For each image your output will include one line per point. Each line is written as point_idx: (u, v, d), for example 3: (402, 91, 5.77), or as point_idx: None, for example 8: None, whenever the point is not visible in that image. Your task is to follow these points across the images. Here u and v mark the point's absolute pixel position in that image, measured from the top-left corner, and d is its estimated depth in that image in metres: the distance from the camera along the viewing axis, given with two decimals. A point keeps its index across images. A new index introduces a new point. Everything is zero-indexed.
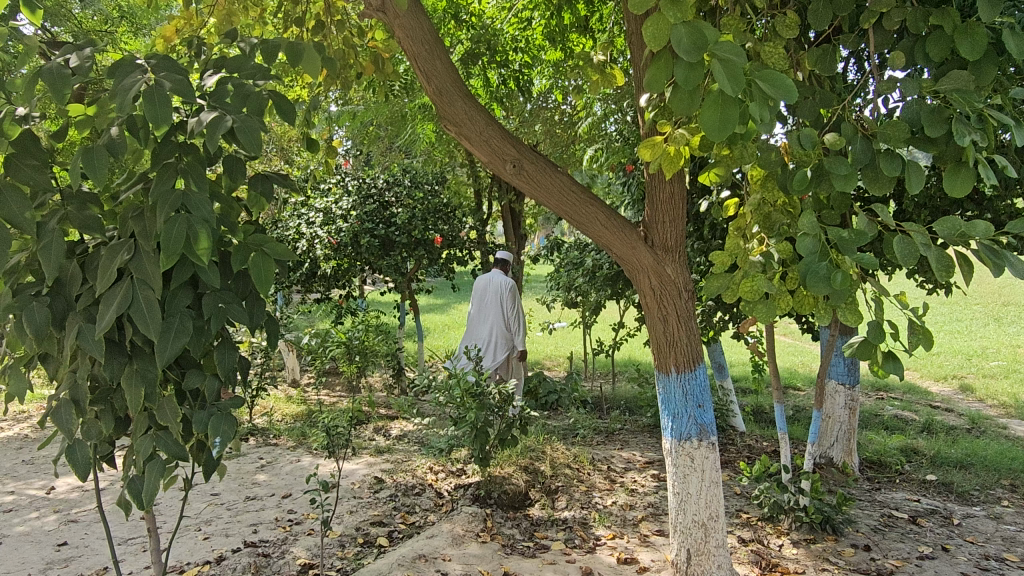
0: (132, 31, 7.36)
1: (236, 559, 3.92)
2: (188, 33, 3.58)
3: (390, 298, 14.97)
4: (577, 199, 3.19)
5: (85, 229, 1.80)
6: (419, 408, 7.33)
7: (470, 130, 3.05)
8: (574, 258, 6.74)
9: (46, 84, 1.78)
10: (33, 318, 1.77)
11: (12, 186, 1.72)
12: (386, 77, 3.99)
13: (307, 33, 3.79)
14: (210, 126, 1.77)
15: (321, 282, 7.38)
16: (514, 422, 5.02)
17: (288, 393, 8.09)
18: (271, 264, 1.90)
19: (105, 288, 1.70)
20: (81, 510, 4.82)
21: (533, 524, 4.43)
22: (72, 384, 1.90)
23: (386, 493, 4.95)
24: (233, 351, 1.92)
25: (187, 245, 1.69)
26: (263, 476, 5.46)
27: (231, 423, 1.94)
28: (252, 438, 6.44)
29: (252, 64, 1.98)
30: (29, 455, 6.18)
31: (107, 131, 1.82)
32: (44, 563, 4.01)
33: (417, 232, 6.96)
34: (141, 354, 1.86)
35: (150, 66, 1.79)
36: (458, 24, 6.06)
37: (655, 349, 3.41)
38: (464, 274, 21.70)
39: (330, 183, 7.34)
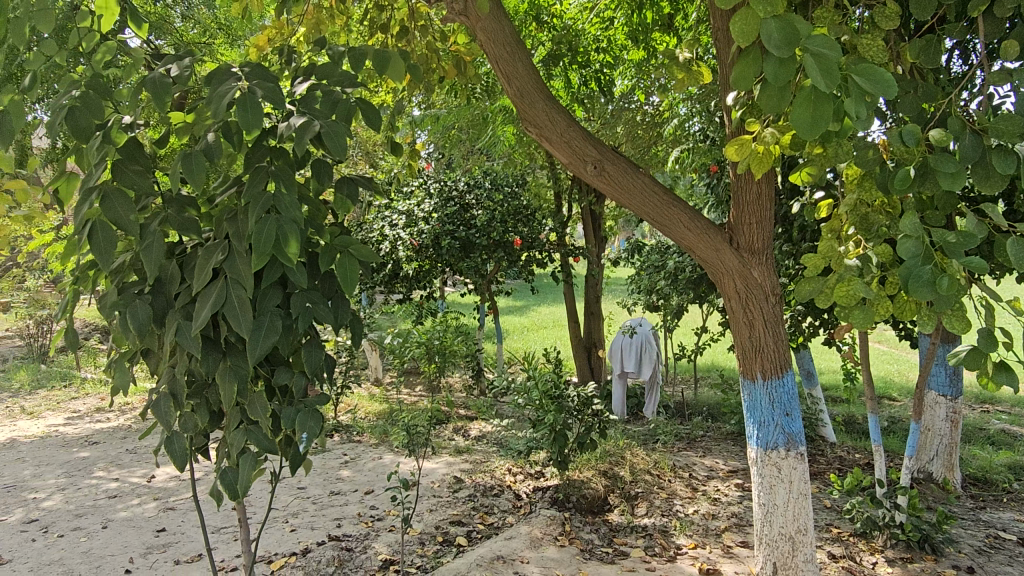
0: (228, 43, 7.68)
1: (320, 552, 4.03)
2: (280, 42, 3.66)
3: (470, 301, 15.28)
4: (660, 201, 3.13)
5: (183, 231, 1.89)
6: (498, 410, 7.39)
7: (550, 131, 3.03)
8: (655, 260, 6.66)
9: (148, 93, 1.87)
10: (136, 315, 1.86)
11: (119, 190, 1.81)
12: (467, 80, 3.99)
13: (392, 39, 3.79)
14: (298, 131, 1.81)
15: (403, 283, 7.49)
16: (593, 426, 5.00)
17: (371, 392, 8.31)
18: (357, 266, 1.94)
19: (202, 287, 1.77)
20: (178, 498, 5.09)
21: (612, 529, 4.38)
22: (171, 378, 1.98)
23: (464, 492, 5.00)
24: (320, 350, 1.96)
25: (276, 246, 1.75)
26: (347, 472, 5.62)
27: (318, 419, 1.97)
28: (337, 435, 6.66)
29: (340, 72, 2.04)
30: (133, 444, 6.58)
31: (205, 137, 1.89)
32: (144, 548, 4.24)
33: (497, 234, 6.98)
34: (234, 350, 1.92)
35: (244, 75, 1.86)
36: (539, 26, 6.06)
37: (740, 354, 3.30)
38: (544, 276, 21.72)
39: (413, 185, 7.52)
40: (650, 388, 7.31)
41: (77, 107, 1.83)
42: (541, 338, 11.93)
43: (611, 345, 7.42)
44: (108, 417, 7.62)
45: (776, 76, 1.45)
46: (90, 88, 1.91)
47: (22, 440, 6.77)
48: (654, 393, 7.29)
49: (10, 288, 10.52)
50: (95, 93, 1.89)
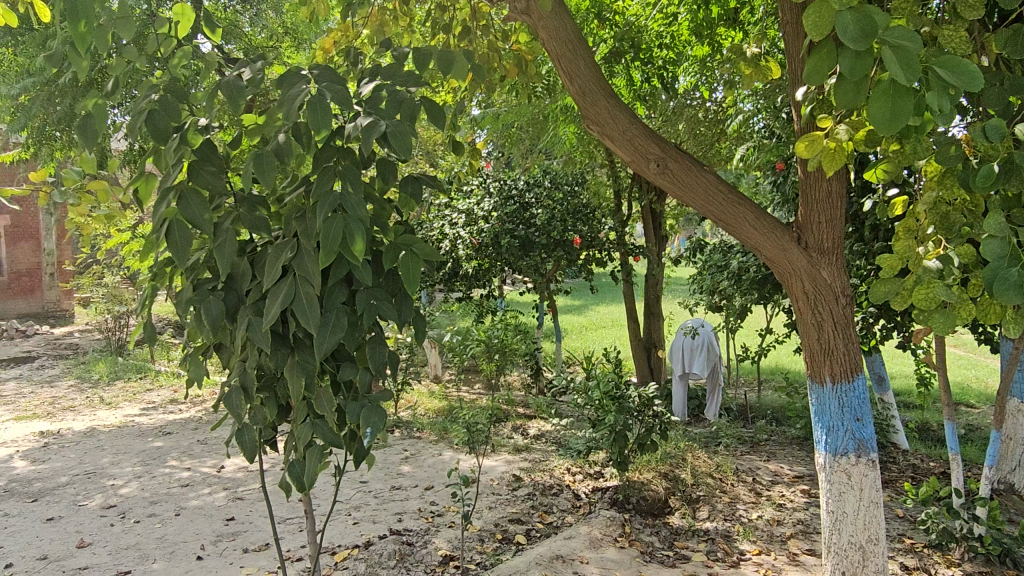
0: (294, 46, 7.87)
1: (382, 545, 4.10)
2: (345, 44, 3.74)
3: (528, 300, 15.29)
4: (725, 200, 3.07)
5: (254, 230, 1.94)
6: (557, 409, 7.38)
7: (612, 129, 3.00)
8: (718, 260, 6.54)
9: (223, 95, 1.93)
10: (210, 310, 1.93)
11: (195, 190, 1.88)
12: (528, 79, 3.98)
13: (454, 39, 3.82)
14: (365, 131, 1.84)
15: (462, 281, 7.56)
16: (654, 428, 4.93)
17: (431, 389, 8.40)
18: (420, 263, 1.97)
19: (272, 284, 1.81)
20: (246, 489, 5.25)
21: (673, 532, 4.32)
22: (241, 371, 2.03)
23: (523, 491, 5.01)
24: (384, 347, 1.99)
25: (342, 243, 1.79)
26: (407, 467, 5.70)
27: (381, 415, 2.01)
28: (398, 431, 6.76)
29: (405, 73, 2.07)
30: (204, 435, 6.82)
31: (276, 138, 1.95)
32: (215, 536, 4.39)
33: (556, 233, 6.93)
34: (301, 346, 1.97)
35: (313, 77, 1.91)
36: (601, 23, 6.00)
37: (808, 357, 3.21)
38: (603, 276, 21.57)
39: (472, 184, 7.58)
40: (712, 388, 7.17)
41: (156, 110, 1.90)
42: (600, 337, 11.85)
43: (672, 345, 7.32)
44: (180, 408, 7.92)
45: (853, 70, 1.43)
46: (168, 92, 1.98)
47: (102, 429, 7.10)
48: (715, 394, 7.15)
49: (91, 284, 11.03)
50: (173, 97, 1.96)
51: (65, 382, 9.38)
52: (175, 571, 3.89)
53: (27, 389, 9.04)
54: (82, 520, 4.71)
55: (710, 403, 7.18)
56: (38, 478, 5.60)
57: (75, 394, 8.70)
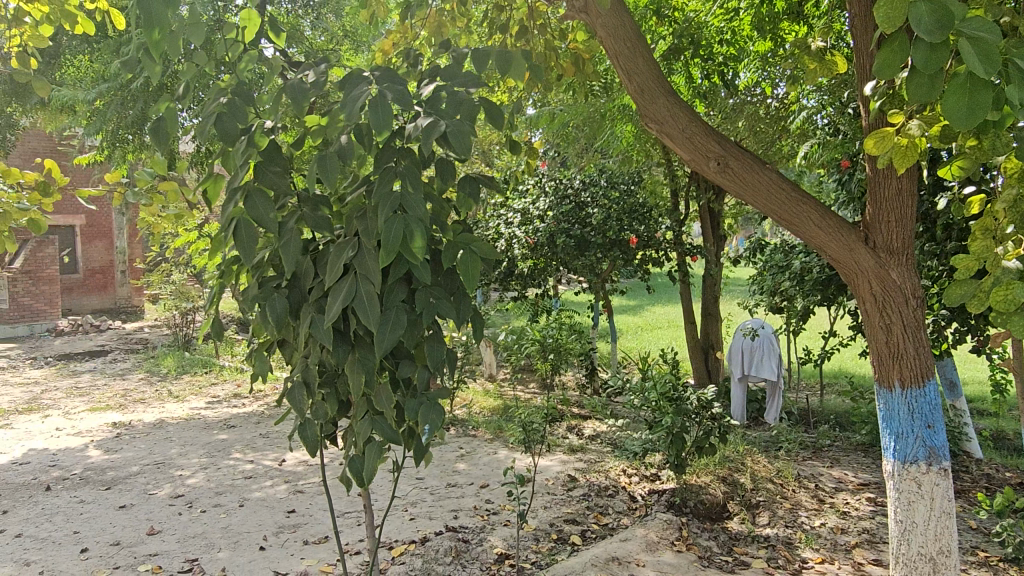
0: (353, 49, 8.01)
1: (439, 542, 4.14)
2: (404, 45, 3.79)
3: (583, 300, 15.23)
4: (789, 198, 3.00)
5: (317, 229, 1.98)
6: (612, 410, 7.33)
7: (672, 127, 2.96)
8: (779, 260, 6.39)
9: (288, 98, 1.97)
10: (274, 307, 1.97)
11: (260, 190, 1.93)
12: (585, 77, 3.94)
13: (511, 39, 3.83)
14: (425, 131, 1.86)
15: (517, 281, 7.57)
16: (713, 430, 4.85)
17: (486, 388, 8.45)
18: (478, 262, 1.98)
19: (334, 283, 1.85)
20: (306, 482, 5.37)
21: (732, 538, 4.25)
22: (304, 367, 2.08)
23: (579, 491, 4.99)
24: (442, 344, 2.00)
25: (403, 242, 1.81)
26: (463, 465, 5.74)
27: (439, 412, 2.03)
28: (453, 429, 6.82)
29: (464, 73, 2.08)
30: (266, 429, 7.01)
31: (338, 139, 1.98)
32: (277, 527, 4.50)
33: (612, 232, 6.86)
34: (362, 343, 2.00)
35: (374, 78, 1.93)
36: (660, 20, 5.93)
37: (876, 360, 3.11)
38: (658, 276, 21.34)
39: (528, 184, 7.61)
40: (772, 391, 7.02)
41: (224, 113, 1.96)
42: (655, 338, 11.72)
43: (731, 347, 7.18)
44: (244, 402, 8.16)
45: (927, 63, 1.40)
46: (235, 95, 2.04)
47: (170, 421, 7.37)
48: (775, 398, 7.00)
49: (160, 281, 11.46)
50: (240, 100, 2.02)
51: (136, 376, 9.77)
52: (239, 561, 4.01)
53: (101, 381, 9.44)
54: (152, 508, 4.90)
55: (771, 407, 7.03)
56: (111, 467, 5.84)
57: (145, 387, 9.05)
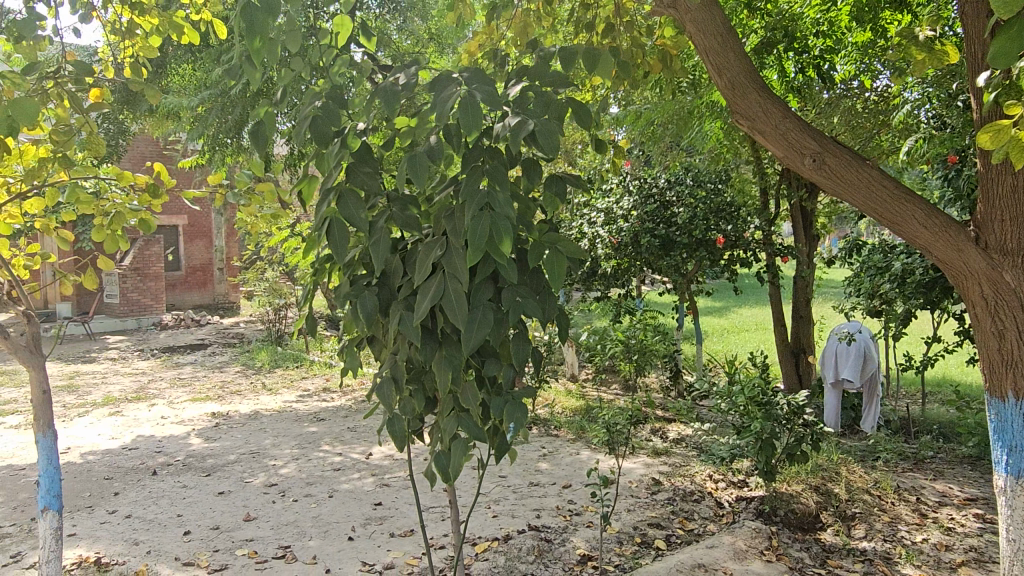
0: (438, 51, 8.14)
1: (521, 540, 4.16)
2: (489, 46, 3.82)
3: (666, 301, 14.97)
4: (890, 196, 2.84)
5: (406, 228, 2.02)
6: (698, 413, 7.17)
7: (763, 123, 2.88)
8: (878, 261, 6.12)
9: (380, 100, 2.02)
10: (365, 304, 2.02)
11: (352, 191, 1.98)
12: (675, 74, 3.79)
13: (597, 37, 3.79)
14: (514, 131, 1.87)
15: (600, 281, 7.51)
16: (805, 437, 4.68)
17: (569, 388, 8.42)
18: (563, 261, 1.98)
19: (422, 282, 1.88)
20: (392, 476, 5.50)
21: (825, 549, 4.09)
22: (393, 363, 2.12)
23: (663, 495, 4.91)
24: (527, 343, 2.00)
25: (490, 241, 1.82)
26: (545, 464, 5.75)
27: (524, 411, 2.03)
28: (536, 428, 6.84)
29: (552, 72, 2.08)
30: (354, 423, 7.22)
31: (428, 140, 2.02)
32: (364, 518, 4.63)
33: (699, 232, 6.71)
34: (449, 340, 2.02)
35: (463, 79, 1.96)
36: (751, 13, 5.77)
37: (988, 368, 2.96)
38: (746, 278, 20.74)
39: (612, 183, 7.54)
40: (869, 398, 6.70)
41: (319, 116, 2.03)
42: (743, 341, 11.40)
43: (824, 350, 6.89)
44: (332, 397, 8.42)
45: None
46: (330, 98, 2.10)
47: (264, 412, 7.70)
48: (872, 405, 6.68)
49: (255, 278, 11.98)
50: (334, 103, 2.08)
51: (233, 368, 10.25)
52: (329, 549, 4.15)
53: (202, 373, 9.96)
54: (248, 496, 5.13)
55: (868, 414, 6.71)
56: (210, 455, 6.15)
57: (241, 379, 9.49)
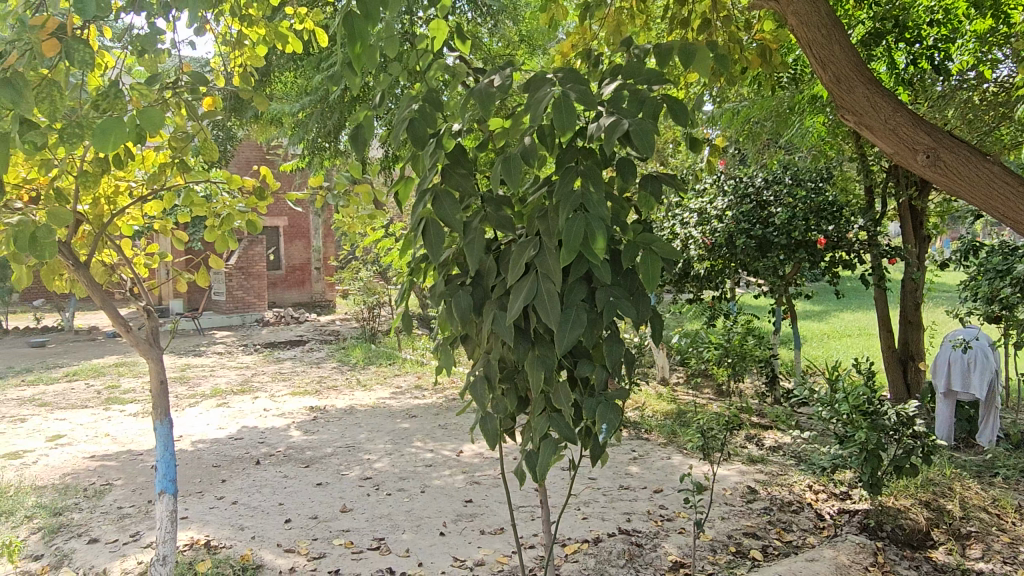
0: (529, 53, 8.17)
1: (612, 543, 4.13)
2: (582, 47, 3.81)
3: (762, 304, 14.52)
4: (1014, 193, 2.66)
5: (500, 229, 2.03)
6: (797, 421, 6.91)
7: (872, 118, 2.74)
8: (997, 264, 5.74)
9: (475, 102, 2.05)
10: (460, 303, 2.05)
11: (447, 191, 2.01)
12: (774, 70, 3.59)
13: (693, 33, 3.71)
14: (609, 130, 1.85)
15: (693, 282, 7.46)
16: (915, 450, 4.43)
17: (660, 391, 8.29)
18: (659, 261, 1.94)
19: (516, 281, 1.88)
20: (483, 474, 5.57)
21: (937, 569, 3.86)
22: (486, 362, 2.15)
23: (759, 504, 4.76)
24: (621, 345, 1.98)
25: (584, 241, 1.80)
26: (636, 468, 5.68)
27: (617, 412, 2.00)
28: (626, 431, 6.77)
29: (647, 70, 2.05)
30: (445, 420, 7.35)
31: (522, 141, 2.02)
32: (455, 515, 4.71)
33: (798, 233, 6.46)
34: (542, 340, 2.03)
35: (557, 80, 1.96)
36: (857, 4, 5.53)
37: None
38: (848, 280, 19.84)
39: (705, 183, 7.45)
40: (987, 409, 6.29)
41: (416, 119, 2.07)
42: (845, 346, 10.91)
43: (935, 357, 6.51)
44: (424, 394, 8.61)
45: None
46: (426, 101, 2.14)
47: (359, 407, 7.95)
48: (989, 418, 6.27)
49: (351, 278, 12.38)
50: (430, 106, 2.11)
51: (330, 364, 10.63)
52: (422, 543, 4.24)
53: (301, 368, 10.39)
54: (344, 488, 5.30)
55: (985, 428, 6.31)
56: (309, 447, 6.40)
57: (338, 375, 9.82)
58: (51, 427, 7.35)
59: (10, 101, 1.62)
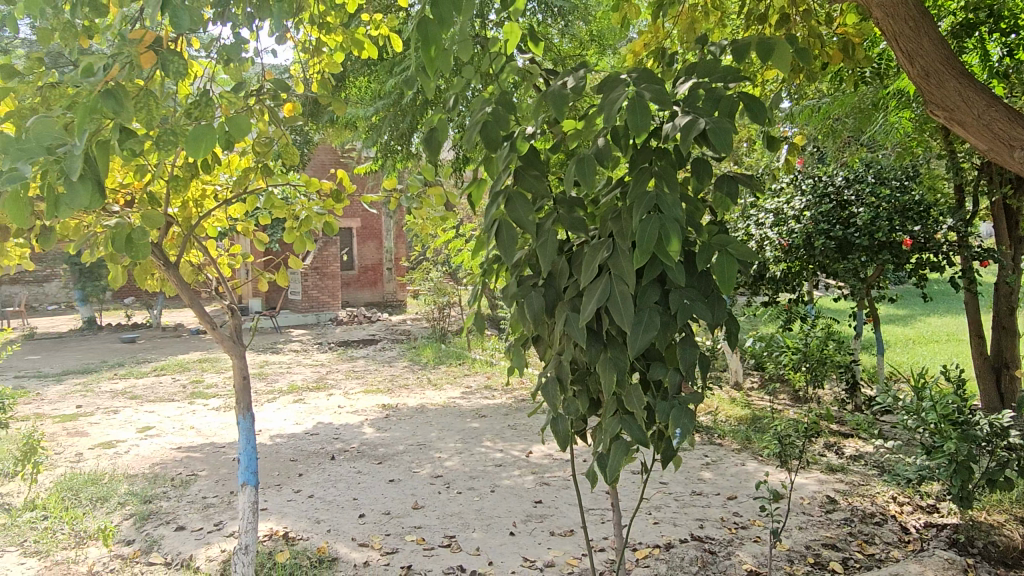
0: (600, 52, 8.11)
1: (684, 549, 4.06)
2: (655, 45, 3.76)
3: (842, 308, 14.01)
4: None
5: (573, 230, 2.03)
6: (880, 429, 6.63)
7: (964, 114, 2.62)
8: None
9: (549, 104, 2.05)
10: (532, 305, 2.06)
11: (520, 193, 2.02)
12: (857, 64, 3.50)
13: (771, 29, 3.62)
14: (684, 130, 1.82)
15: (769, 285, 7.27)
16: (1010, 463, 4.19)
17: (733, 395, 8.11)
18: (735, 263, 1.89)
19: (588, 283, 1.88)
20: (552, 475, 5.57)
21: None
22: (557, 363, 2.15)
23: (839, 515, 4.60)
24: (695, 348, 1.94)
25: (658, 243, 1.78)
26: (709, 473, 5.57)
27: (691, 417, 1.97)
28: (698, 436, 6.65)
29: (724, 67, 2.01)
30: (514, 421, 7.38)
31: (596, 142, 2.02)
32: (525, 515, 4.72)
33: (881, 234, 6.22)
34: (614, 343, 2.01)
35: (632, 80, 1.94)
36: None
37: None
38: (935, 283, 18.93)
39: (783, 182, 7.26)
40: None
41: (489, 122, 2.08)
42: (931, 352, 10.41)
43: None
44: (494, 394, 8.67)
45: None
46: (499, 104, 2.15)
47: (430, 406, 8.07)
48: None
49: (421, 278, 12.58)
50: (503, 108, 2.13)
51: (402, 363, 10.83)
52: (492, 542, 4.27)
53: (374, 366, 10.61)
54: (415, 485, 5.39)
55: None
56: (382, 444, 6.53)
57: (409, 374, 10.00)
58: (141, 419, 7.75)
59: (111, 110, 1.71)
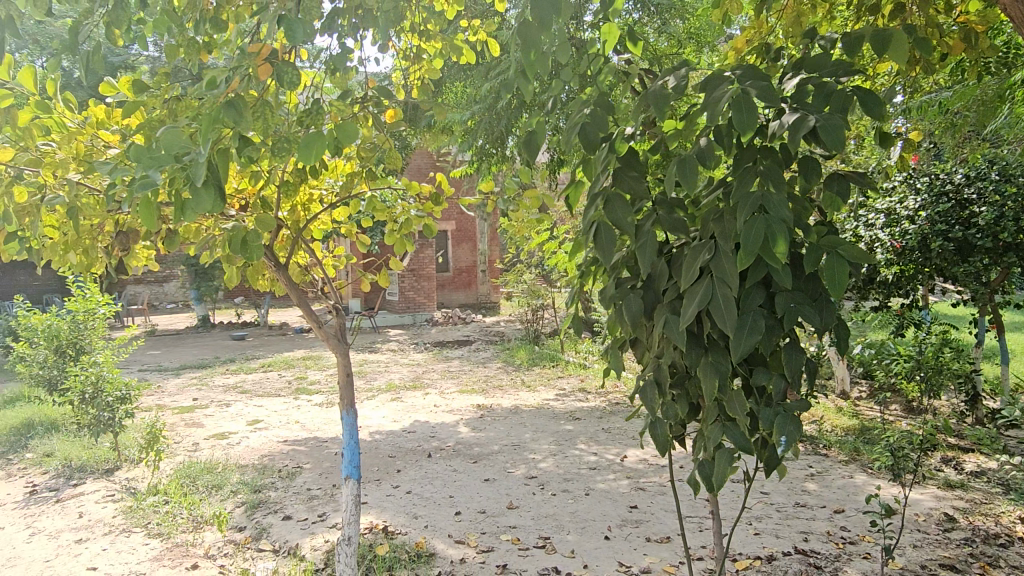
0: (697, 50, 7.94)
1: (787, 563, 3.92)
2: (759, 41, 3.66)
3: (960, 314, 13.14)
4: None
5: (674, 232, 1.99)
6: (1005, 444, 6.17)
7: None
8: None
9: (649, 103, 2.02)
10: (631, 307, 2.04)
11: (620, 194, 2.00)
12: (980, 55, 3.30)
13: (884, 20, 3.45)
14: (793, 128, 1.76)
15: (879, 288, 6.91)
16: None
17: (840, 404, 7.75)
18: (846, 266, 1.81)
19: (689, 285, 1.84)
20: (647, 480, 5.49)
21: None
22: (657, 366, 2.14)
23: (959, 534, 4.32)
24: (801, 353, 1.87)
25: (764, 244, 1.72)
26: (814, 485, 5.34)
27: (797, 425, 1.90)
28: (802, 445, 6.40)
29: (834, 62, 1.94)
30: (608, 425, 7.32)
31: (698, 141, 1.98)
32: (620, 520, 4.67)
33: (1006, 236, 5.81)
34: (716, 347, 1.97)
35: (736, 77, 1.89)
36: None
37: None
38: None
39: (896, 180, 6.86)
40: None
41: (588, 123, 2.07)
42: None
43: None
44: (587, 397, 8.63)
45: None
46: (597, 104, 2.14)
47: (524, 407, 8.12)
48: None
49: (515, 280, 12.68)
50: (602, 109, 2.11)
51: (495, 365, 10.95)
52: (587, 545, 4.25)
53: (469, 367, 10.79)
54: (510, 485, 5.44)
55: None
56: (476, 444, 6.63)
57: (503, 375, 10.09)
58: (251, 413, 8.17)
59: (232, 120, 1.82)
